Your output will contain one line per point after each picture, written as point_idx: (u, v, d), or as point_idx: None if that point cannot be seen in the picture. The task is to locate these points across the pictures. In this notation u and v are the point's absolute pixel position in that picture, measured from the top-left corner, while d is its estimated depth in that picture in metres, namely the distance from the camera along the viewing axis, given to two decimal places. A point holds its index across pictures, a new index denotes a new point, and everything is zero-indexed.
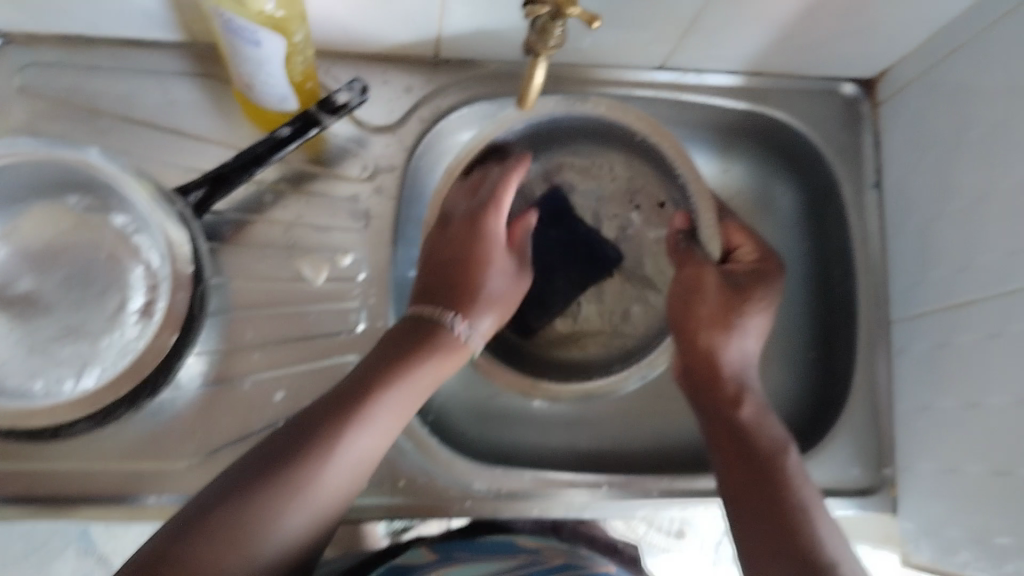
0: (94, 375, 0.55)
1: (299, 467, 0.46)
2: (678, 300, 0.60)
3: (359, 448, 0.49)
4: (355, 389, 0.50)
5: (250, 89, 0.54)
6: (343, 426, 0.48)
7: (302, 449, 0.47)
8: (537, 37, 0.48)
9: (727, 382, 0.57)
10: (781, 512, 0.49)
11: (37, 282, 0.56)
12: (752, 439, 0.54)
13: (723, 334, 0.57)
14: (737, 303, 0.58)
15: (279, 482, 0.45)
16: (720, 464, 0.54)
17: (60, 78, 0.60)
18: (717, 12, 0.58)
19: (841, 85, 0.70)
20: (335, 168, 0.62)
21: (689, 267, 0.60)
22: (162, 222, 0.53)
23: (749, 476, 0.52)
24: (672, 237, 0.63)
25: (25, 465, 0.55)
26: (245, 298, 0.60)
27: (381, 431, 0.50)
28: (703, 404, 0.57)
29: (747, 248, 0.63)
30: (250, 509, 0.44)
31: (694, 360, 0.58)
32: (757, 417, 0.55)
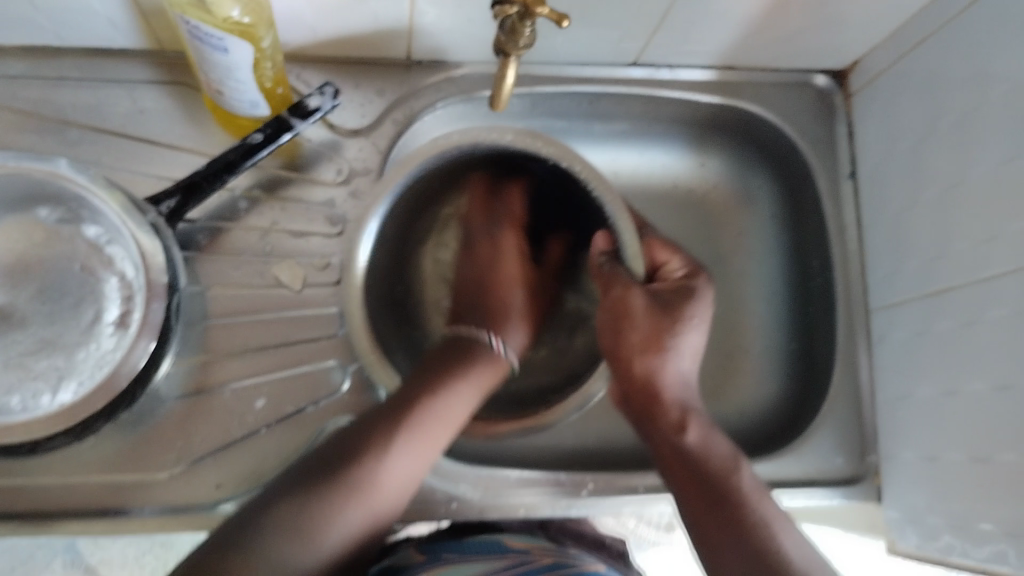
0: (71, 389, 0.54)
1: (353, 474, 0.49)
2: (607, 325, 0.57)
3: (404, 461, 0.51)
4: (401, 402, 0.53)
5: (220, 96, 0.54)
6: (390, 438, 0.51)
7: (357, 457, 0.50)
8: (507, 38, 0.48)
9: (670, 407, 0.55)
10: (745, 530, 0.50)
11: (10, 296, 0.55)
12: (703, 466, 0.53)
13: (657, 357, 0.55)
14: (669, 323, 0.55)
15: (325, 494, 0.48)
16: (676, 489, 0.53)
17: (28, 90, 0.59)
18: (689, 9, 0.58)
19: (814, 76, 0.70)
20: (309, 173, 0.62)
21: (618, 289, 0.56)
22: (134, 231, 0.53)
23: (707, 502, 0.52)
24: (595, 260, 0.58)
25: (3, 481, 0.54)
26: (221, 306, 0.59)
27: (433, 440, 0.52)
28: (649, 435, 0.55)
29: (674, 263, 0.60)
30: (294, 518, 0.47)
31: (631, 387, 0.56)
32: (704, 438, 0.55)
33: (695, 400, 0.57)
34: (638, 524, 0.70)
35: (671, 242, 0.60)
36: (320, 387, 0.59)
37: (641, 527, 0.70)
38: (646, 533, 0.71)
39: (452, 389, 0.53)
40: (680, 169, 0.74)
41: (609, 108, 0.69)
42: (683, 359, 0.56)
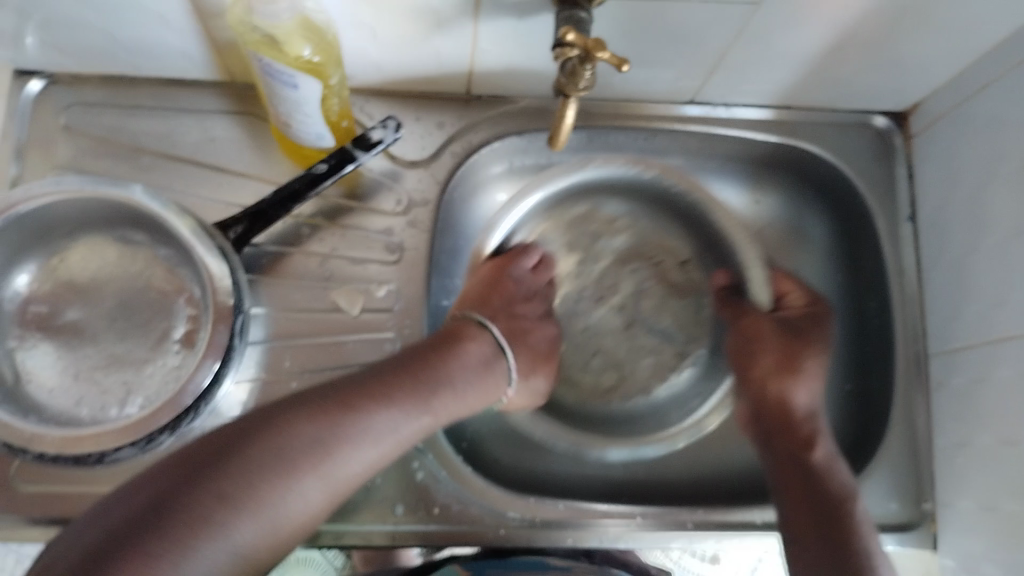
0: (137, 403, 0.57)
1: (304, 442, 0.46)
2: (739, 349, 0.65)
3: (375, 448, 0.49)
4: (383, 381, 0.52)
5: (288, 128, 0.56)
6: (377, 412, 0.50)
7: (297, 424, 0.46)
8: (567, 79, 0.48)
9: (800, 425, 0.60)
10: (847, 543, 0.52)
11: (83, 314, 0.59)
12: (823, 476, 0.55)
13: (791, 379, 0.61)
14: (799, 347, 0.63)
15: (299, 451, 0.45)
16: (784, 498, 0.56)
17: (105, 117, 0.63)
18: (748, 50, 0.59)
19: (873, 117, 0.70)
20: (370, 203, 0.64)
21: (746, 318, 0.65)
22: (203, 256, 0.55)
23: (810, 504, 0.54)
24: (716, 294, 0.69)
25: (70, 488, 0.57)
26: (283, 328, 0.61)
27: (389, 441, 0.50)
28: (774, 450, 0.59)
29: (795, 294, 0.67)
30: (256, 474, 0.43)
31: (764, 403, 0.62)
32: (830, 459, 0.57)
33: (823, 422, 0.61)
34: (682, 554, 0.64)
35: (796, 276, 0.67)
36: None
37: (684, 558, 0.64)
38: (690, 565, 0.64)
39: (446, 382, 0.55)
40: (734, 206, 0.74)
41: (664, 144, 0.69)
42: (815, 387, 0.62)
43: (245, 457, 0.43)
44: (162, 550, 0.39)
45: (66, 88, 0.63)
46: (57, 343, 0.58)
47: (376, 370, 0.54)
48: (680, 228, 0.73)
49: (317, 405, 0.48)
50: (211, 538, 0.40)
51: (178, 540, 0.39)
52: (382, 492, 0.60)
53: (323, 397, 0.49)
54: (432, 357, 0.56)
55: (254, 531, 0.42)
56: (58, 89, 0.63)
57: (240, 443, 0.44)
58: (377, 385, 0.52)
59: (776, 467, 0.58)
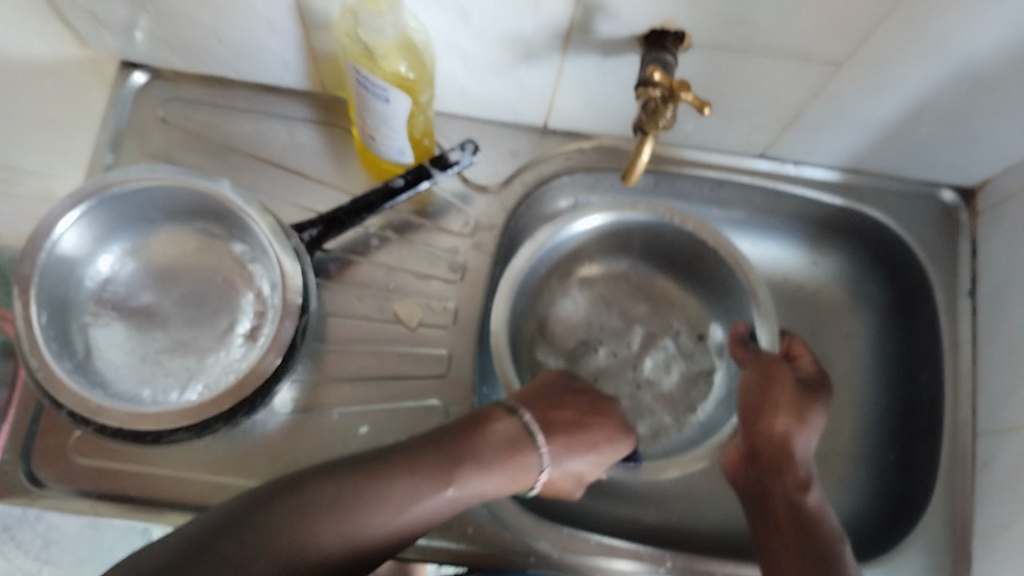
0: (197, 390, 0.59)
1: (307, 497, 0.45)
2: (752, 392, 0.61)
3: (394, 512, 0.46)
4: (419, 451, 0.50)
5: (373, 140, 0.59)
6: (401, 478, 0.47)
7: (309, 484, 0.46)
8: (648, 117, 0.49)
9: (798, 468, 0.58)
10: None
11: (156, 297, 0.61)
12: (815, 522, 0.56)
13: (799, 424, 0.59)
14: (809, 401, 0.60)
15: (337, 508, 0.45)
16: (777, 539, 0.56)
17: (198, 114, 0.66)
18: (821, 110, 0.60)
19: (940, 191, 0.71)
20: (438, 221, 0.66)
21: (768, 363, 0.61)
22: (279, 254, 0.57)
23: (801, 541, 0.55)
24: (733, 336, 0.64)
25: (123, 465, 0.59)
26: (342, 333, 0.63)
27: (412, 506, 0.47)
28: (774, 491, 0.58)
29: (808, 358, 0.64)
30: (270, 546, 0.43)
31: (759, 448, 0.59)
32: (821, 506, 0.57)
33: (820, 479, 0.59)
34: None
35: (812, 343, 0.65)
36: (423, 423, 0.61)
37: None
38: None
39: (474, 455, 0.50)
40: (794, 264, 0.75)
41: (729, 196, 0.71)
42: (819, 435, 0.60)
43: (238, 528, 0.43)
44: None
45: (166, 83, 0.67)
46: (129, 322, 0.60)
47: (423, 439, 0.51)
48: (703, 300, 0.73)
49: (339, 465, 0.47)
50: None
51: None
52: None
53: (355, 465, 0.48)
54: (472, 433, 0.51)
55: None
56: (159, 84, 0.67)
57: (237, 528, 0.43)
58: (416, 455, 0.49)
59: (766, 507, 0.58)
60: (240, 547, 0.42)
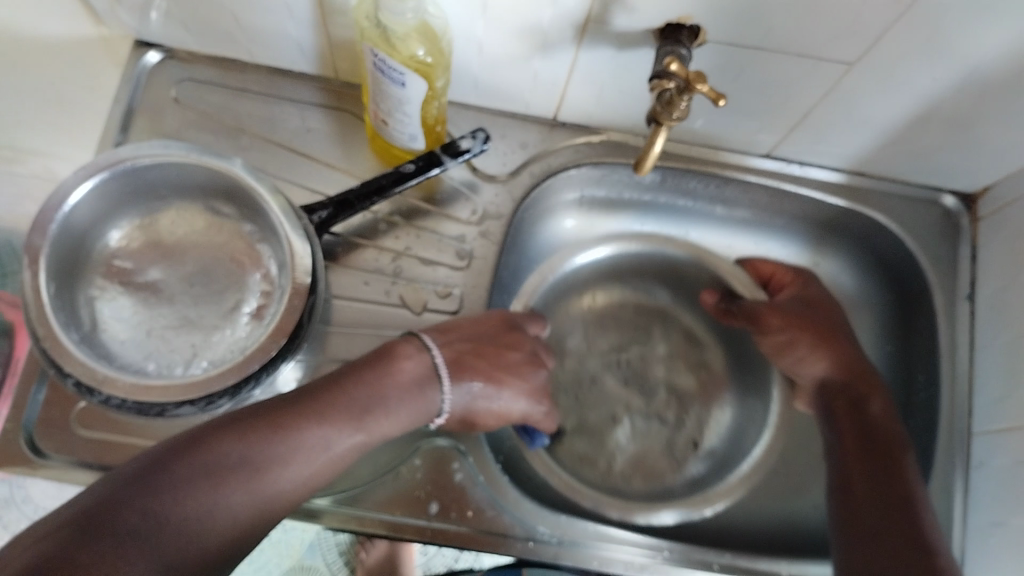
0: (202, 365, 0.59)
1: (216, 450, 0.43)
2: (766, 339, 0.66)
3: (302, 462, 0.46)
4: (313, 396, 0.49)
5: (385, 125, 0.60)
6: (311, 427, 0.47)
7: (211, 437, 0.44)
8: (662, 108, 0.50)
9: (870, 388, 0.61)
10: (907, 494, 0.54)
11: (163, 273, 0.62)
12: (879, 435, 0.58)
13: (840, 346, 0.63)
14: (816, 322, 0.65)
15: (238, 467, 0.43)
16: (851, 472, 0.56)
17: (210, 95, 0.67)
18: (829, 110, 0.61)
19: (942, 196, 0.71)
20: (445, 208, 0.67)
21: (755, 303, 0.66)
22: (288, 234, 0.58)
23: (873, 473, 0.55)
24: (713, 307, 0.70)
25: (126, 438, 0.59)
26: (348, 316, 0.64)
27: (321, 455, 0.47)
28: (837, 420, 0.60)
29: (780, 272, 0.70)
30: (172, 508, 0.40)
31: (836, 377, 0.62)
32: (887, 412, 0.60)
33: None
34: None
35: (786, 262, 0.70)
36: None
37: None
38: None
39: (378, 399, 0.51)
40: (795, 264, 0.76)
41: (733, 195, 0.71)
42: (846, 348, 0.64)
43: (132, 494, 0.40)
44: None
45: (180, 63, 0.67)
46: (136, 297, 0.61)
47: (303, 386, 0.50)
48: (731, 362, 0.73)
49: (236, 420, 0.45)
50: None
51: None
52: (417, 487, 0.61)
53: (254, 414, 0.46)
54: (371, 373, 0.52)
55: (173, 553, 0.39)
56: (173, 64, 0.67)
57: (140, 494, 0.40)
58: (307, 401, 0.48)
59: (835, 437, 0.59)
60: (136, 513, 0.39)
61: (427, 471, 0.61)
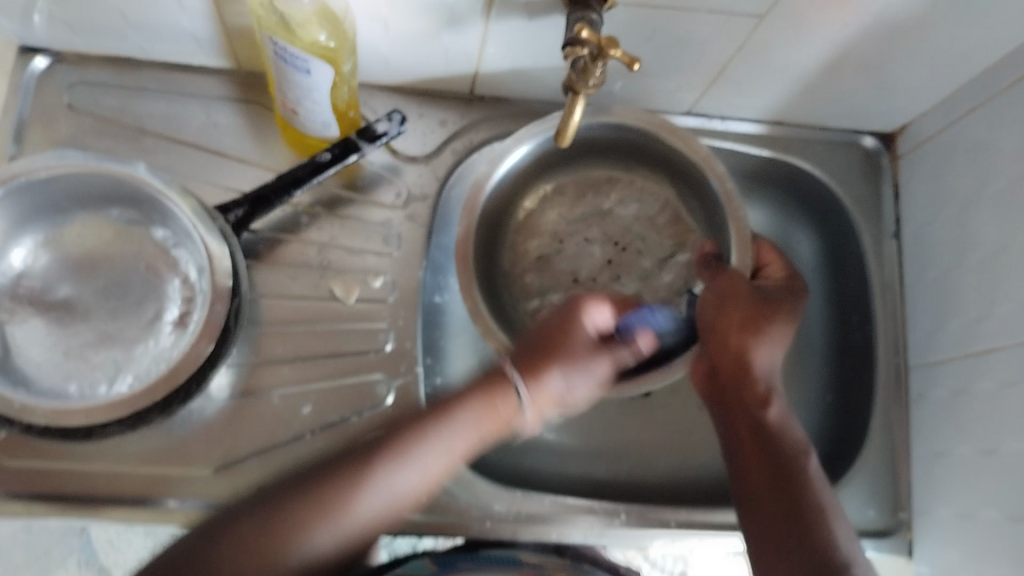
0: (127, 382, 0.57)
1: (320, 484, 0.49)
2: (707, 303, 0.59)
3: (390, 485, 0.51)
4: (420, 420, 0.53)
5: (295, 115, 0.57)
6: (397, 462, 0.51)
7: (336, 466, 0.51)
8: (577, 77, 0.49)
9: (758, 384, 0.57)
10: (803, 515, 0.53)
11: (75, 290, 0.58)
12: (777, 438, 0.56)
13: (752, 338, 0.57)
14: (767, 313, 0.57)
15: (307, 496, 0.49)
16: (741, 462, 0.56)
17: (106, 97, 0.63)
18: (745, 63, 0.61)
19: (862, 137, 0.72)
20: (368, 194, 0.65)
21: (722, 277, 0.59)
22: (203, 236, 0.56)
23: (772, 474, 0.54)
24: (701, 258, 0.61)
25: (54, 464, 0.56)
26: (277, 314, 0.61)
27: (421, 472, 0.52)
28: (732, 406, 0.57)
29: (776, 267, 0.62)
30: (249, 538, 0.47)
31: (721, 363, 0.57)
32: (783, 420, 0.57)
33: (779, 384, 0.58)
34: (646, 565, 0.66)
35: (778, 249, 0.63)
36: (363, 398, 0.61)
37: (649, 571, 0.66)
38: None
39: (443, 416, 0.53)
40: None
41: None
42: (775, 348, 0.58)
43: (249, 515, 0.48)
44: None
45: (70, 67, 0.63)
46: (47, 318, 0.57)
47: (414, 417, 0.54)
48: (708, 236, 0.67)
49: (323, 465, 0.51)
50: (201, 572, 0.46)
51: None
52: None
53: (377, 442, 0.52)
54: (478, 396, 0.54)
55: None
56: (62, 69, 0.63)
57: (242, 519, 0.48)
58: (403, 435, 0.52)
59: (732, 431, 0.57)
60: (232, 543, 0.47)
61: None
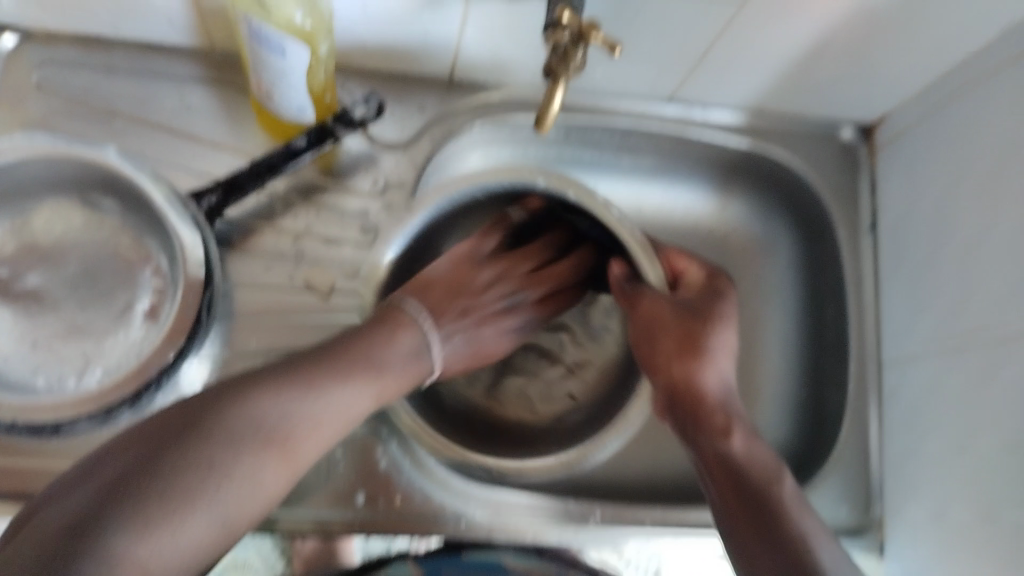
0: (96, 375, 0.55)
1: (254, 407, 0.45)
2: (639, 333, 0.59)
3: (344, 403, 0.49)
4: (354, 342, 0.52)
5: (269, 98, 0.56)
6: (342, 383, 0.49)
7: (263, 390, 0.46)
8: (558, 61, 0.48)
9: (715, 412, 0.54)
10: (782, 541, 0.48)
11: (44, 278, 0.57)
12: (745, 469, 0.52)
13: (695, 362, 0.56)
14: (702, 325, 0.58)
15: (247, 435, 0.44)
16: (715, 498, 0.52)
17: (77, 77, 0.61)
18: (727, 49, 0.60)
19: (841, 127, 0.72)
20: (345, 183, 0.64)
21: (645, 301, 0.58)
22: (175, 223, 0.54)
23: (747, 503, 0.50)
24: (616, 285, 0.61)
25: (19, 462, 0.55)
26: (250, 306, 0.60)
27: (372, 392, 0.51)
28: (693, 440, 0.54)
29: (692, 271, 0.63)
30: (170, 478, 0.41)
31: (679, 390, 0.56)
32: (749, 446, 0.53)
33: (737, 404, 0.56)
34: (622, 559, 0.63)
35: (688, 252, 0.63)
36: None
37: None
38: None
39: (381, 359, 0.52)
40: (703, 211, 0.75)
41: (640, 144, 0.70)
42: (720, 365, 0.57)
43: (172, 447, 0.42)
44: (90, 549, 0.37)
45: (41, 46, 0.61)
46: (15, 306, 0.56)
47: (339, 338, 0.53)
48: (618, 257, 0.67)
49: (258, 376, 0.47)
50: (172, 517, 0.40)
51: (123, 527, 0.38)
52: (342, 479, 0.59)
53: (326, 354, 0.51)
54: (374, 336, 0.53)
55: (167, 542, 0.39)
56: (32, 47, 0.61)
57: (165, 456, 0.41)
58: (334, 359, 0.50)
59: (700, 464, 0.54)
60: (156, 484, 0.40)
61: (350, 462, 0.59)
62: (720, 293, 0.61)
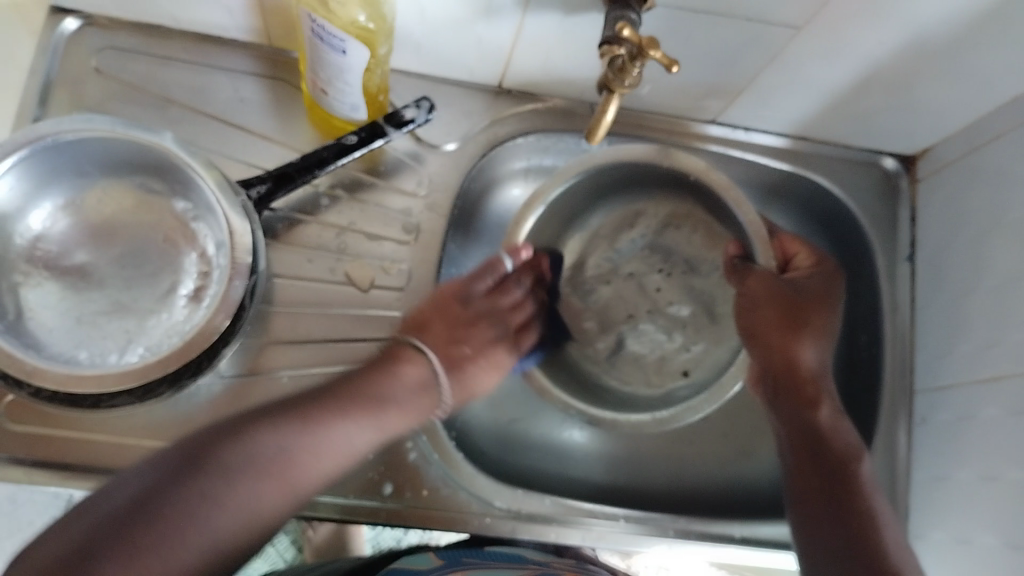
0: (138, 352, 0.56)
1: (251, 440, 0.47)
2: (745, 303, 0.63)
3: (343, 443, 0.51)
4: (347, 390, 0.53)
5: (324, 95, 0.57)
6: (344, 424, 0.51)
7: (258, 427, 0.47)
8: (614, 74, 0.49)
9: (807, 384, 0.59)
10: (854, 517, 0.53)
11: (92, 256, 0.58)
12: (827, 443, 0.57)
13: (794, 337, 0.60)
14: (806, 309, 0.61)
15: (253, 464, 0.46)
16: (790, 463, 0.57)
17: (135, 64, 0.63)
18: (775, 75, 0.61)
19: (882, 157, 0.72)
20: (389, 181, 0.65)
21: (753, 278, 0.62)
22: (226, 210, 0.55)
23: (824, 480, 0.55)
24: (728, 262, 0.65)
25: (55, 431, 0.56)
26: (289, 294, 0.61)
27: (372, 434, 0.53)
28: (779, 408, 0.59)
29: (803, 255, 0.65)
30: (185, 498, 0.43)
31: (774, 365, 0.60)
32: (833, 421, 0.58)
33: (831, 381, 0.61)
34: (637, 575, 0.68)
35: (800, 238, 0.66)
36: None
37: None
38: None
39: (390, 399, 0.54)
40: None
41: None
42: (821, 342, 0.60)
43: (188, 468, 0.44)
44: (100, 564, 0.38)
45: (100, 31, 0.62)
46: (63, 282, 0.57)
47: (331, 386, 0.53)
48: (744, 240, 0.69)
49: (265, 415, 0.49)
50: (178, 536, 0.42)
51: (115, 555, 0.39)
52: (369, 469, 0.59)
53: (334, 395, 0.53)
54: (385, 376, 0.56)
55: None
56: (93, 32, 0.62)
57: (185, 472, 0.44)
58: (329, 403, 0.51)
59: (784, 433, 0.59)
60: (178, 502, 0.42)
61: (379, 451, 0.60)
62: (829, 279, 0.63)
